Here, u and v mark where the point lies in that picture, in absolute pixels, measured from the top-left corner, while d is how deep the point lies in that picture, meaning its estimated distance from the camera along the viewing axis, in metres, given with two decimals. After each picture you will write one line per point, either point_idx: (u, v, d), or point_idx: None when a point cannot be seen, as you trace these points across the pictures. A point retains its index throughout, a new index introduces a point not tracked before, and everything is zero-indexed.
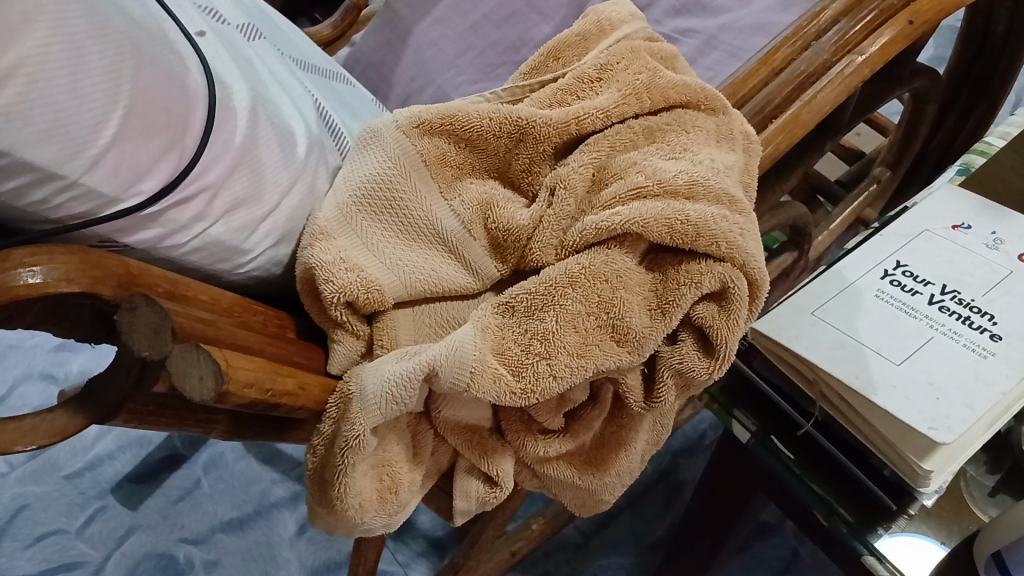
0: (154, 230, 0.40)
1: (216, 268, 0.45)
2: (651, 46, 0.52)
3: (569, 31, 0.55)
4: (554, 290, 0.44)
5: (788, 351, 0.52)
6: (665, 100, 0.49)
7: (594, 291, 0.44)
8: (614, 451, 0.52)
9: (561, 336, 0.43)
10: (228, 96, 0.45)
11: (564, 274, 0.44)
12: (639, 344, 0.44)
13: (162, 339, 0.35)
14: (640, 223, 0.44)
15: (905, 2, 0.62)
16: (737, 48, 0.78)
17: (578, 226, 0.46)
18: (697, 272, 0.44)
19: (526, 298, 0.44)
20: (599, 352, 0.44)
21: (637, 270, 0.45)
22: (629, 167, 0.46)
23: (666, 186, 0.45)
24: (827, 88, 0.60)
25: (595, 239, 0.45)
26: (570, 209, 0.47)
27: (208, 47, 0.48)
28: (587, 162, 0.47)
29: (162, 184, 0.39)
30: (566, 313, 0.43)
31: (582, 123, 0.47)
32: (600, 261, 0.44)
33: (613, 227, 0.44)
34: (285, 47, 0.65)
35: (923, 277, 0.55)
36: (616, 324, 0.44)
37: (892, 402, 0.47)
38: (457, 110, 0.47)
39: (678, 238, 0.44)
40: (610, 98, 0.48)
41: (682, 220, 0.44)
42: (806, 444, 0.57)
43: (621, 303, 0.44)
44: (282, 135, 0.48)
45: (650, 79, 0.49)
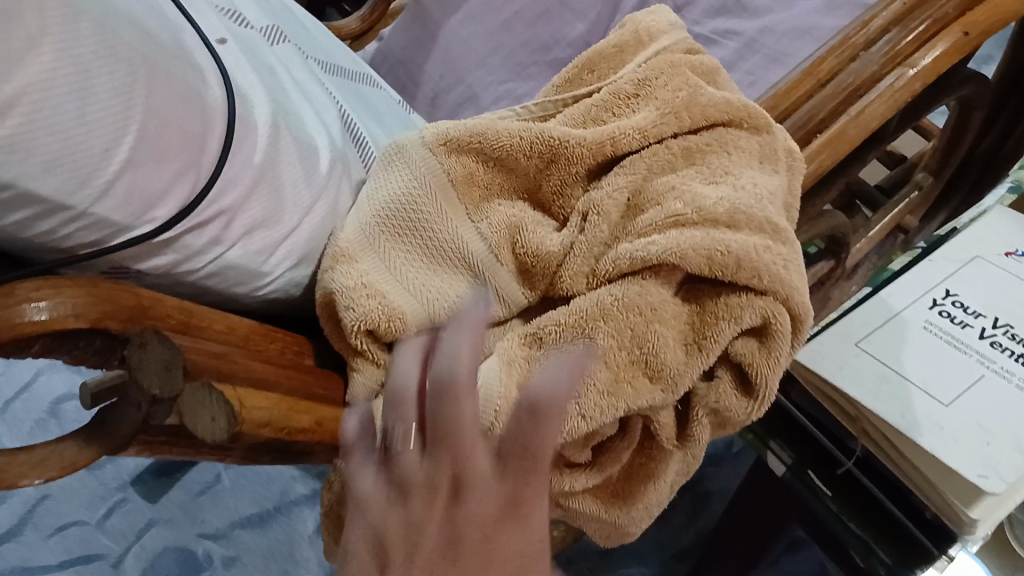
0: (167, 256, 0.38)
1: (233, 291, 0.43)
2: (692, 60, 0.50)
3: (605, 42, 0.53)
4: (583, 325, 0.42)
5: (829, 385, 0.49)
6: (705, 118, 0.47)
7: (626, 325, 0.42)
8: (643, 483, 0.50)
9: (589, 373, 0.41)
10: (247, 111, 0.43)
11: (596, 306, 0.42)
12: (674, 381, 0.42)
13: (173, 376, 0.34)
14: (679, 254, 0.41)
15: (960, 12, 0.59)
16: (780, 52, 0.75)
17: (613, 253, 0.43)
18: (733, 306, 0.42)
19: (554, 332, 0.43)
20: (629, 389, 0.41)
21: (673, 302, 0.43)
22: (666, 195, 0.44)
23: (704, 214, 0.42)
24: (876, 101, 0.56)
25: (628, 270, 0.43)
26: (604, 232, 0.44)
27: (231, 58, 0.47)
28: (622, 187, 0.45)
29: (179, 208, 0.37)
30: (595, 347, 0.41)
31: (615, 143, 0.45)
32: (632, 295, 0.42)
33: (650, 258, 0.42)
34: (310, 48, 0.64)
35: (974, 309, 0.52)
36: (650, 360, 0.42)
37: (938, 446, 0.45)
38: (485, 128, 0.45)
39: (717, 269, 0.41)
40: (644, 119, 0.46)
41: (723, 252, 0.41)
42: (844, 482, 0.52)
43: (655, 339, 0.41)
44: (304, 151, 0.46)
45: (688, 97, 0.47)
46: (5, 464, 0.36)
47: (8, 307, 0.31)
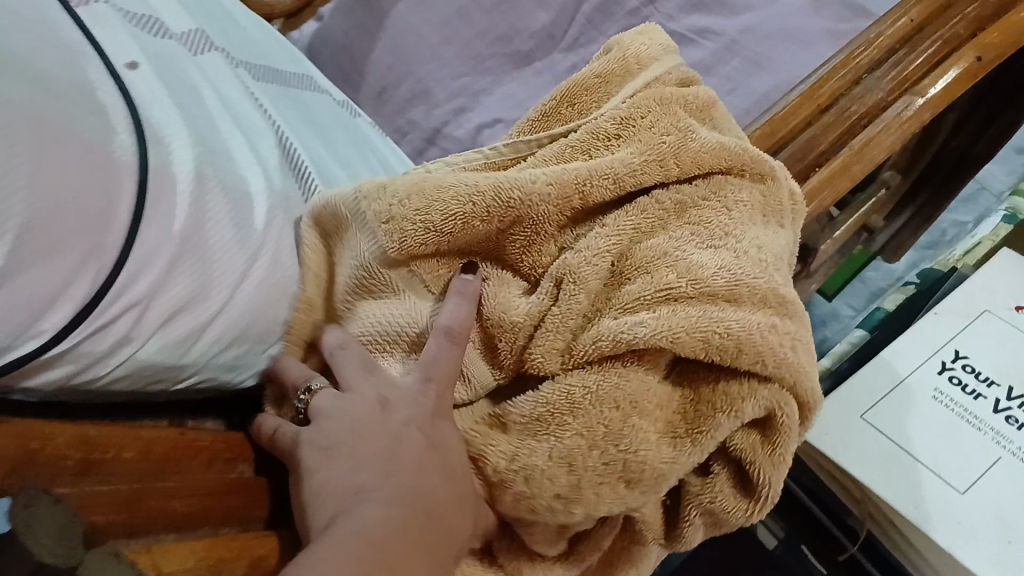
0: (63, 368, 0.30)
1: (151, 388, 0.35)
2: (682, 94, 0.43)
3: (586, 70, 0.46)
4: (550, 422, 0.36)
5: (837, 466, 0.45)
6: (697, 166, 0.41)
7: (597, 420, 0.36)
8: (625, 566, 0.45)
9: (555, 480, 0.36)
10: (166, 163, 0.35)
11: (566, 396, 0.36)
12: (656, 483, 0.36)
13: (73, 541, 0.27)
14: (667, 334, 0.35)
15: (970, 34, 0.54)
16: (762, 57, 0.69)
17: (587, 333, 0.37)
18: (723, 398, 0.36)
19: (519, 428, 0.37)
20: (600, 494, 0.36)
21: (656, 387, 0.37)
22: (656, 261, 0.38)
23: (701, 287, 0.36)
24: (882, 135, 0.51)
25: (607, 355, 0.37)
26: (581, 303, 0.38)
27: (144, 87, 0.39)
28: (601, 251, 0.38)
29: (75, 312, 0.29)
30: (561, 449, 0.36)
31: (587, 194, 0.39)
32: (605, 387, 0.36)
33: (632, 340, 0.36)
34: (241, 51, 0.55)
35: (985, 375, 0.48)
36: (629, 463, 0.35)
37: (953, 544, 0.41)
38: (437, 189, 0.38)
39: (714, 354, 0.35)
40: (619, 161, 0.39)
41: (721, 333, 0.35)
42: (846, 568, 0.48)
43: (634, 436, 0.35)
44: (237, 203, 0.39)
45: (676, 144, 0.40)
46: None
47: None
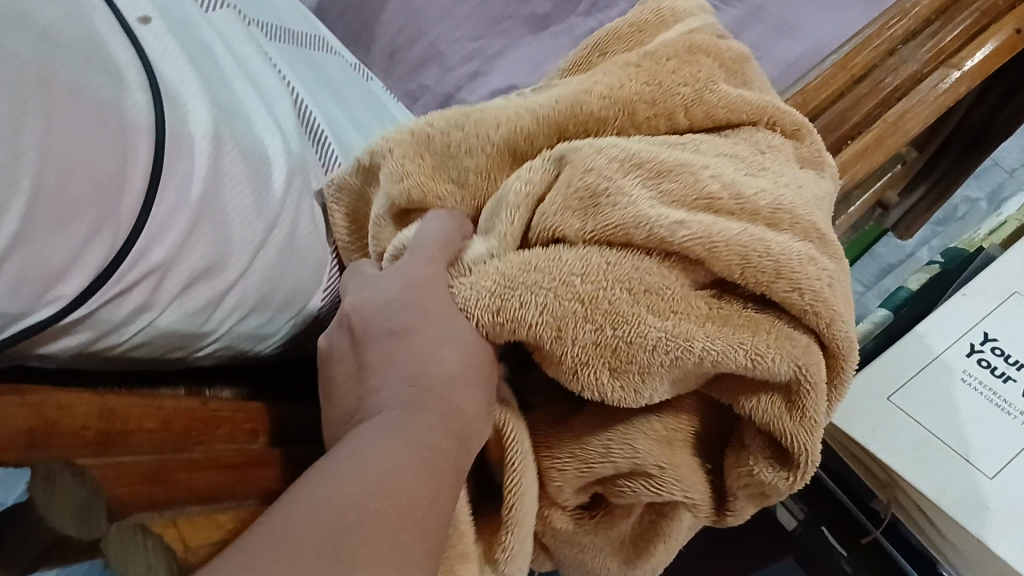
0: (79, 336, 0.29)
1: (169, 356, 0.34)
2: (719, 44, 0.39)
3: (620, 21, 0.44)
4: (548, 274, 0.31)
5: (865, 450, 0.44)
6: (721, 114, 0.38)
7: (605, 292, 0.31)
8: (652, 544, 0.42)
9: (535, 334, 0.31)
10: (181, 122, 0.33)
11: (563, 257, 0.31)
12: (645, 376, 0.31)
13: (93, 519, 0.26)
14: (704, 245, 0.31)
15: (1011, 4, 0.52)
16: (787, 25, 0.66)
17: (607, 203, 0.32)
18: (767, 325, 0.31)
19: (506, 273, 0.32)
20: (580, 368, 0.31)
21: (692, 295, 0.32)
22: (686, 184, 0.33)
23: (744, 205, 0.33)
24: (917, 107, 0.50)
25: (629, 241, 0.32)
26: (593, 180, 0.32)
27: (157, 43, 0.37)
28: (625, 145, 0.33)
29: (93, 277, 0.28)
30: (557, 300, 0.31)
31: (593, 130, 0.36)
32: (625, 267, 0.31)
33: (668, 236, 0.31)
34: (252, 9, 0.53)
35: (1015, 358, 0.46)
36: (623, 348, 0.31)
37: (986, 531, 0.40)
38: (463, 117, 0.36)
39: (750, 276, 0.31)
40: (637, 89, 0.36)
41: (761, 253, 0.31)
42: (869, 549, 0.48)
43: (642, 325, 0.30)
44: (254, 166, 0.37)
45: (707, 91, 0.37)
46: None
47: None
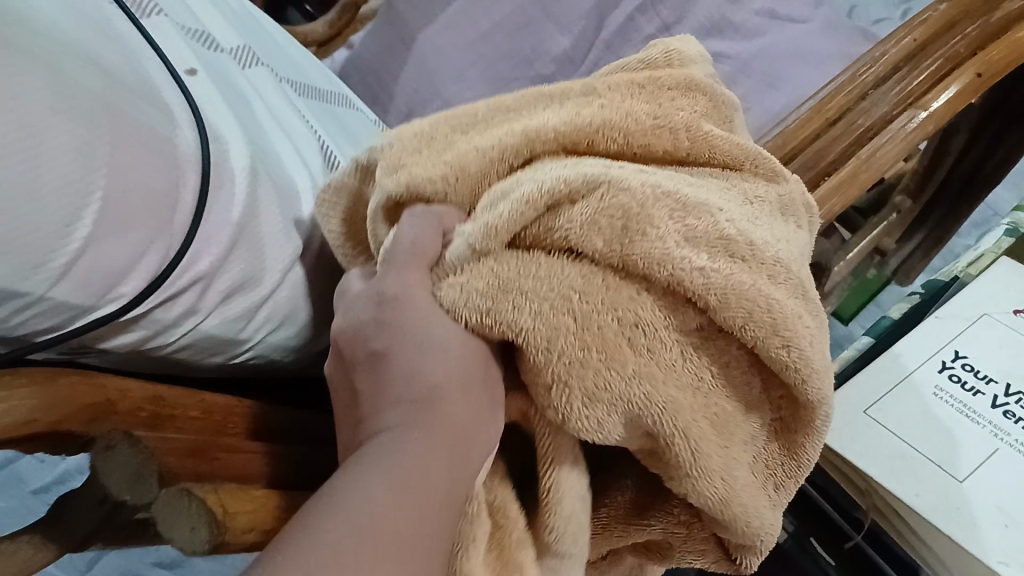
0: (135, 333, 0.33)
1: (208, 362, 0.38)
2: (715, 89, 0.42)
3: (629, 58, 0.45)
4: (545, 288, 0.31)
5: (843, 459, 0.47)
6: (713, 153, 0.39)
7: (597, 318, 0.31)
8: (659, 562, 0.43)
9: (522, 342, 0.30)
10: (224, 157, 0.38)
11: (573, 282, 0.31)
12: (621, 412, 0.31)
13: (146, 484, 0.30)
14: (716, 298, 0.31)
15: (972, 51, 0.57)
16: (773, 77, 0.73)
17: (622, 226, 0.31)
18: (720, 404, 0.33)
19: (502, 274, 0.31)
20: (555, 388, 0.30)
21: (678, 342, 0.32)
22: (702, 226, 0.33)
23: (754, 252, 0.33)
24: (888, 145, 0.54)
25: (635, 269, 0.32)
26: (625, 200, 0.32)
27: (200, 91, 0.42)
28: (644, 176, 0.33)
29: (150, 281, 0.32)
30: (550, 316, 0.30)
31: (596, 141, 0.37)
32: (622, 297, 0.31)
33: (681, 275, 0.31)
34: (283, 69, 0.59)
35: (984, 373, 0.50)
36: (608, 378, 0.30)
37: (959, 531, 0.42)
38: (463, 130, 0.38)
39: (753, 328, 0.32)
40: (643, 116, 0.38)
41: (767, 310, 0.32)
42: (853, 557, 0.50)
43: (626, 361, 0.31)
44: (285, 196, 0.42)
45: (701, 127, 0.39)
46: None
47: None
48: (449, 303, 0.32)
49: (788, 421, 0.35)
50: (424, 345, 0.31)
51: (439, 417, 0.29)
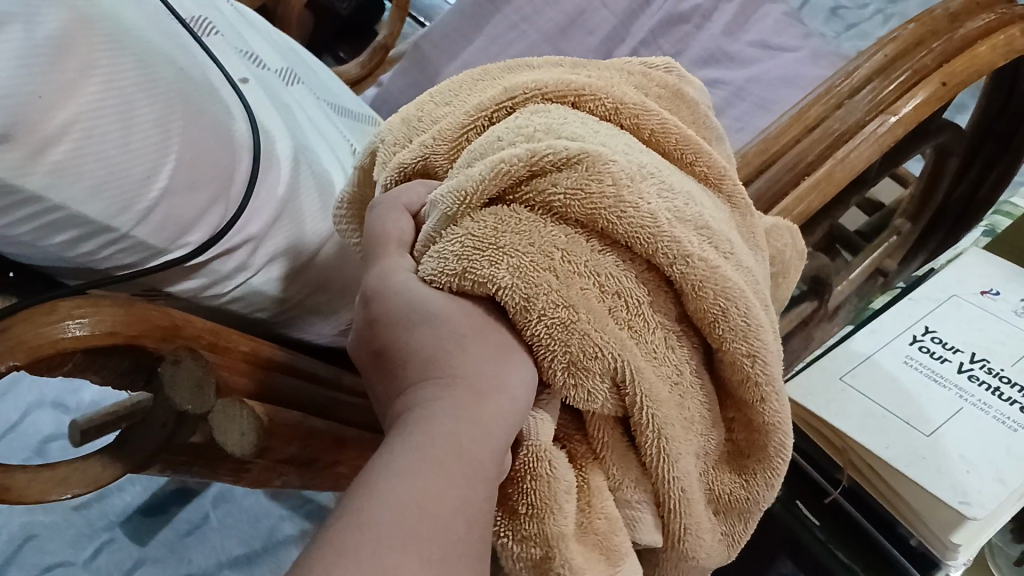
0: (196, 281, 0.40)
1: (253, 315, 0.46)
2: (698, 103, 0.47)
3: (631, 60, 0.49)
4: (528, 249, 0.34)
5: (821, 420, 0.55)
6: (688, 147, 0.42)
7: (579, 284, 0.34)
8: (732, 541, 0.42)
9: (502, 297, 0.34)
10: (271, 146, 0.45)
11: (553, 241, 0.34)
12: (597, 372, 0.33)
13: (205, 394, 0.39)
14: (695, 288, 0.35)
15: (938, 64, 0.62)
16: (765, 100, 0.82)
17: (606, 192, 0.35)
18: (688, 388, 0.37)
19: (482, 232, 0.35)
20: (537, 346, 0.34)
21: (661, 322, 0.36)
22: (688, 211, 0.37)
23: (724, 244, 0.37)
24: (862, 146, 0.60)
25: (618, 239, 0.35)
26: (615, 172, 0.35)
27: (252, 95, 0.48)
28: (631, 159, 0.37)
29: (211, 233, 0.39)
30: (533, 278, 0.33)
31: (581, 103, 0.41)
32: (606, 264, 0.35)
33: (664, 254, 0.35)
34: (321, 91, 0.66)
35: (951, 345, 0.59)
36: (584, 338, 0.33)
37: (927, 479, 0.50)
38: (461, 98, 0.43)
39: (723, 317, 0.36)
40: (627, 94, 0.41)
41: (736, 301, 0.36)
42: (832, 512, 0.58)
43: (606, 325, 0.34)
44: (321, 185, 0.48)
45: (677, 122, 0.42)
46: (34, 479, 0.36)
47: (46, 324, 0.33)
48: (435, 265, 0.36)
49: (742, 445, 0.40)
50: (437, 321, 0.34)
51: (472, 387, 0.32)
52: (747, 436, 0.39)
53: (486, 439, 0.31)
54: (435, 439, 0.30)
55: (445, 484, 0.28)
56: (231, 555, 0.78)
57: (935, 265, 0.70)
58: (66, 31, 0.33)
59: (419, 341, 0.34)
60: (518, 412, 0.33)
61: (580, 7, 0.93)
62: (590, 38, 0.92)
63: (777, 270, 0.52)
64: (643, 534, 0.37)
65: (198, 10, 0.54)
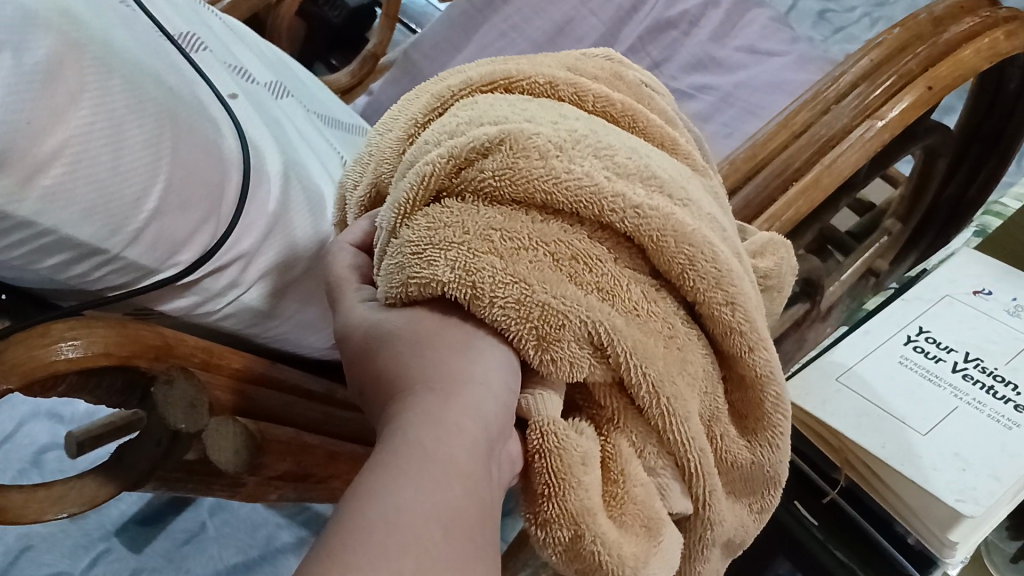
0: (188, 299, 0.41)
1: (245, 332, 0.46)
2: (639, 75, 0.47)
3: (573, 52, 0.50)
4: (466, 241, 0.34)
5: (819, 421, 0.56)
6: (626, 112, 0.42)
7: (526, 259, 0.34)
8: (753, 488, 0.42)
9: (449, 293, 0.33)
10: (260, 161, 0.45)
11: (490, 226, 0.34)
12: (563, 346, 0.33)
13: (198, 413, 0.39)
14: (655, 235, 0.35)
15: (924, 68, 0.63)
16: (754, 105, 0.82)
17: (534, 166, 0.35)
18: (684, 342, 0.37)
19: (417, 238, 0.35)
20: (502, 329, 0.33)
21: (633, 276, 0.36)
22: (630, 166, 0.37)
23: (672, 193, 0.37)
24: (848, 152, 0.60)
25: (560, 207, 0.35)
26: (539, 144, 0.35)
27: (242, 110, 0.48)
28: (560, 127, 0.37)
29: (202, 252, 0.40)
30: (474, 266, 0.33)
31: (513, 88, 0.42)
32: (553, 232, 0.35)
33: (612, 210, 0.35)
34: (311, 102, 0.66)
35: (945, 344, 0.59)
36: (544, 311, 0.33)
37: (923, 477, 0.50)
38: (403, 108, 0.44)
39: (682, 263, 0.36)
40: (557, 71, 0.42)
41: (691, 245, 0.36)
42: (830, 512, 0.59)
43: (566, 291, 0.33)
44: (312, 200, 0.48)
45: (607, 90, 0.42)
46: (29, 499, 0.36)
47: (41, 346, 0.33)
48: (388, 285, 0.36)
49: (740, 404, 0.41)
50: (393, 342, 0.34)
51: (436, 387, 0.31)
52: (743, 396, 0.40)
53: (457, 436, 0.29)
54: (404, 451, 0.28)
55: (422, 490, 0.26)
56: (228, 564, 0.78)
57: (928, 266, 0.71)
58: (56, 56, 0.33)
59: (381, 363, 0.34)
60: (491, 400, 0.31)
61: (568, 15, 0.94)
62: (579, 45, 0.92)
63: (773, 284, 0.51)
64: (674, 501, 0.38)
65: (187, 27, 0.54)
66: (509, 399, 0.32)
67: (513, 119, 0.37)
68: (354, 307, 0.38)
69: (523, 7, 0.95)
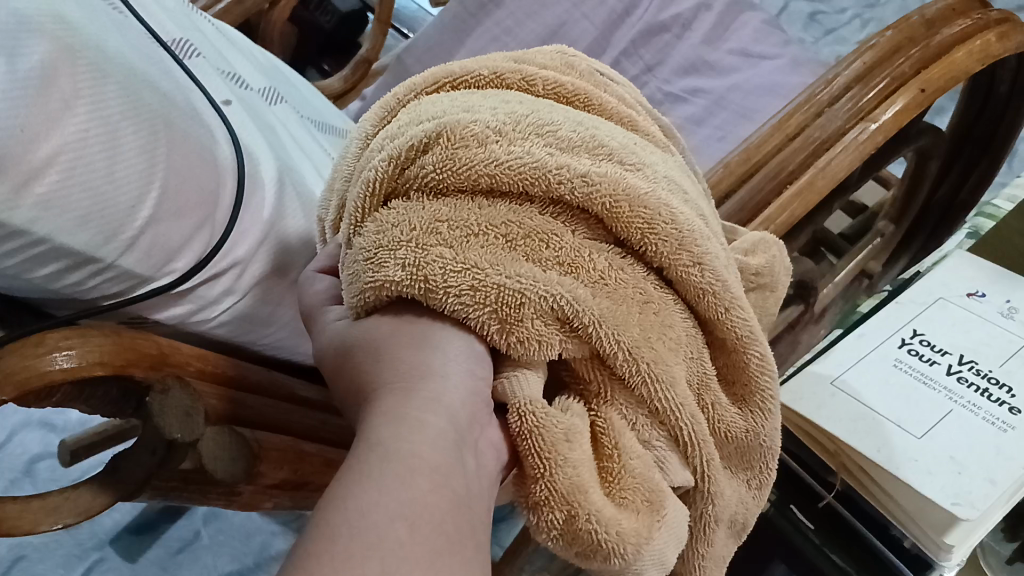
0: (184, 306, 0.41)
1: (240, 340, 0.46)
2: (594, 62, 0.47)
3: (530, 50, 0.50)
4: (414, 238, 0.34)
5: (814, 424, 0.56)
6: (578, 91, 0.42)
7: (477, 243, 0.34)
8: (753, 455, 0.42)
9: (403, 291, 0.34)
10: (255, 167, 0.45)
11: (438, 220, 0.35)
12: (523, 328, 0.33)
13: (194, 421, 0.39)
14: (608, 201, 0.35)
15: (916, 70, 0.63)
16: (746, 108, 0.83)
17: (475, 154, 0.35)
18: (661, 306, 0.36)
19: (367, 243, 0.35)
20: (463, 317, 0.33)
21: (594, 247, 0.36)
22: (577, 137, 0.37)
23: (626, 158, 0.37)
24: (841, 155, 0.60)
25: (506, 188, 0.35)
26: (477, 132, 0.36)
27: (235, 116, 0.48)
28: (500, 112, 0.37)
29: (198, 258, 0.40)
30: (423, 260, 0.33)
31: (458, 84, 0.42)
32: (501, 215, 0.35)
33: (559, 182, 0.35)
34: (304, 108, 0.66)
35: (940, 347, 0.59)
36: (502, 289, 0.33)
37: (919, 478, 0.51)
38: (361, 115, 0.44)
39: (640, 228, 0.36)
40: (500, 61, 0.42)
41: (645, 210, 0.36)
42: (826, 515, 0.59)
43: (523, 269, 0.34)
44: (307, 206, 0.48)
45: (553, 73, 0.42)
46: (23, 510, 0.36)
47: (34, 357, 0.33)
48: (350, 296, 0.36)
49: (725, 372, 0.41)
50: (359, 352, 0.34)
51: (399, 387, 0.32)
52: (726, 361, 0.40)
53: (422, 431, 0.29)
54: (368, 454, 0.28)
55: (387, 489, 0.27)
56: (223, 572, 0.78)
57: (921, 269, 0.71)
58: (50, 62, 0.33)
59: (351, 374, 0.34)
60: (456, 392, 0.32)
61: (561, 19, 0.94)
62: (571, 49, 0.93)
63: (766, 283, 0.51)
64: (674, 473, 0.37)
65: (180, 33, 0.54)
66: (476, 386, 0.33)
67: (452, 111, 0.37)
68: (329, 324, 0.38)
69: (516, 11, 0.95)
